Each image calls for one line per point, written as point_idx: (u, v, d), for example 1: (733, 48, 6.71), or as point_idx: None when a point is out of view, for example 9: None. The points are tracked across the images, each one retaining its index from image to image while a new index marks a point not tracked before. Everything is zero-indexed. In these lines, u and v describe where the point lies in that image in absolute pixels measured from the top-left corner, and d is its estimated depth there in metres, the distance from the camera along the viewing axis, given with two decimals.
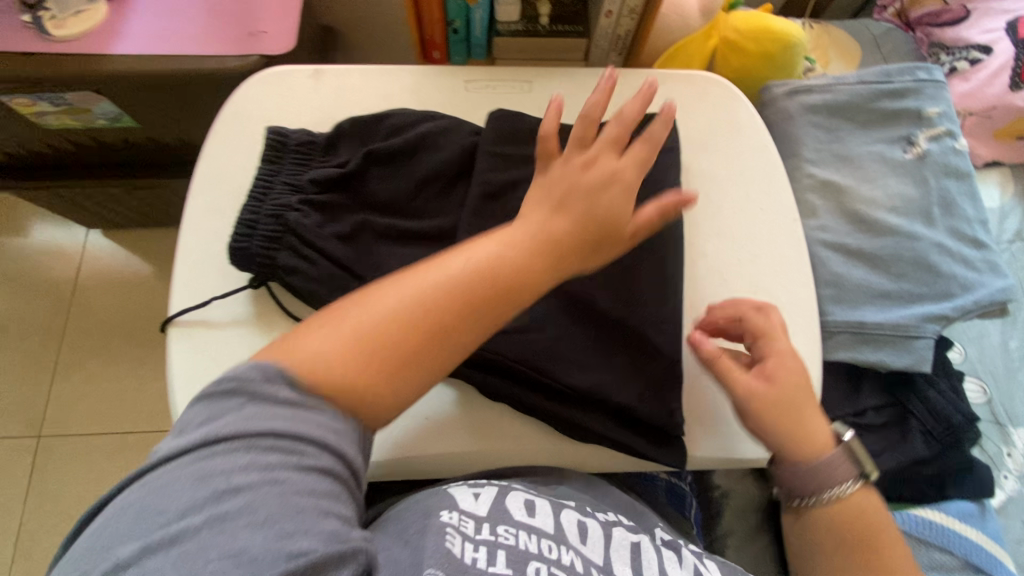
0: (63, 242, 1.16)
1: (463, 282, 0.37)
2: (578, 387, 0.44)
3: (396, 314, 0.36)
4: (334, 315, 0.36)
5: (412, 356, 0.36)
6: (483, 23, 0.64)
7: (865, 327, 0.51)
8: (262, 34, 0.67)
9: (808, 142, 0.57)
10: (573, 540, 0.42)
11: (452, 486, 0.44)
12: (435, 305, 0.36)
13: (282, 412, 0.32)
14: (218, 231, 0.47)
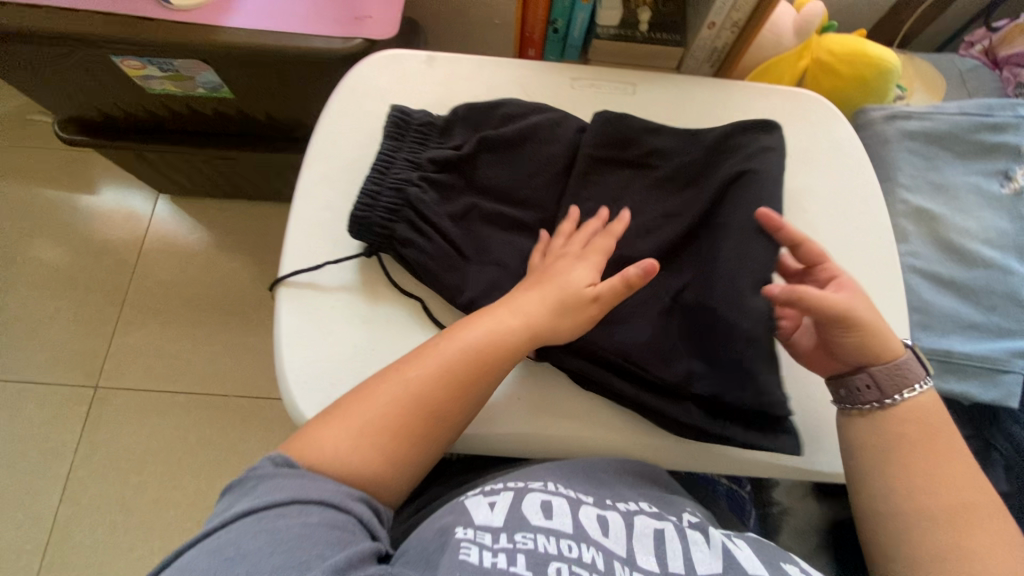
0: (133, 204, 1.21)
1: (442, 367, 0.42)
2: (669, 379, 0.45)
3: (383, 405, 0.41)
4: (334, 411, 0.41)
5: (405, 436, 0.41)
6: (584, 25, 0.66)
7: (953, 357, 0.51)
8: (366, 19, 0.69)
9: (904, 168, 0.58)
10: (594, 535, 0.41)
11: (468, 499, 0.43)
12: (420, 399, 0.42)
13: (288, 484, 0.37)
14: (332, 202, 0.50)
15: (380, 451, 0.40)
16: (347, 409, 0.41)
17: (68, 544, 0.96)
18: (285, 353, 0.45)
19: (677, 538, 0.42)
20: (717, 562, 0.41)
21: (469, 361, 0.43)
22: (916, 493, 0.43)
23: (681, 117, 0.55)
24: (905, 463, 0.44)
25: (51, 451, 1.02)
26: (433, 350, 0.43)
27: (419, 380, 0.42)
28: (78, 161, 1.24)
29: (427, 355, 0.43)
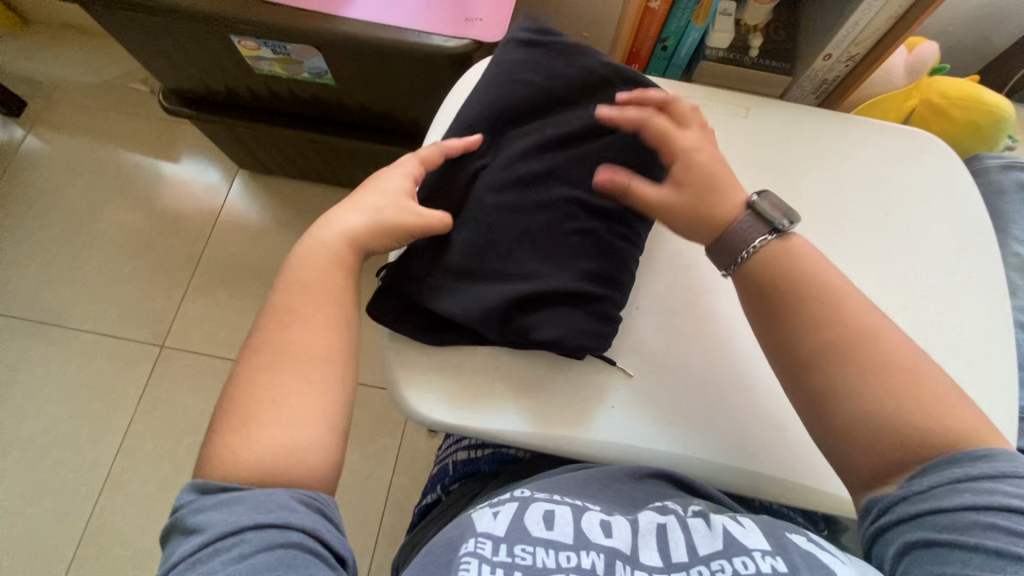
0: (214, 176, 1.26)
1: (291, 309, 0.46)
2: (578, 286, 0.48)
3: (254, 379, 0.43)
4: (240, 418, 0.42)
5: (298, 391, 0.43)
6: (693, 45, 0.66)
7: None
8: (476, 21, 0.71)
9: (1018, 220, 0.57)
10: (596, 539, 0.42)
11: (476, 512, 0.46)
12: (286, 356, 0.44)
13: (216, 520, 0.37)
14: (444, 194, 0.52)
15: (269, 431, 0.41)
16: (242, 411, 0.42)
17: (121, 493, 1.00)
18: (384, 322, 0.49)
19: (679, 529, 0.43)
20: (717, 540, 0.42)
21: (319, 313, 0.46)
22: (808, 341, 0.43)
23: (791, 146, 0.55)
24: (801, 313, 0.44)
25: (114, 402, 1.06)
26: (292, 314, 0.46)
27: (284, 346, 0.45)
28: (167, 129, 1.30)
29: (283, 320, 0.46)
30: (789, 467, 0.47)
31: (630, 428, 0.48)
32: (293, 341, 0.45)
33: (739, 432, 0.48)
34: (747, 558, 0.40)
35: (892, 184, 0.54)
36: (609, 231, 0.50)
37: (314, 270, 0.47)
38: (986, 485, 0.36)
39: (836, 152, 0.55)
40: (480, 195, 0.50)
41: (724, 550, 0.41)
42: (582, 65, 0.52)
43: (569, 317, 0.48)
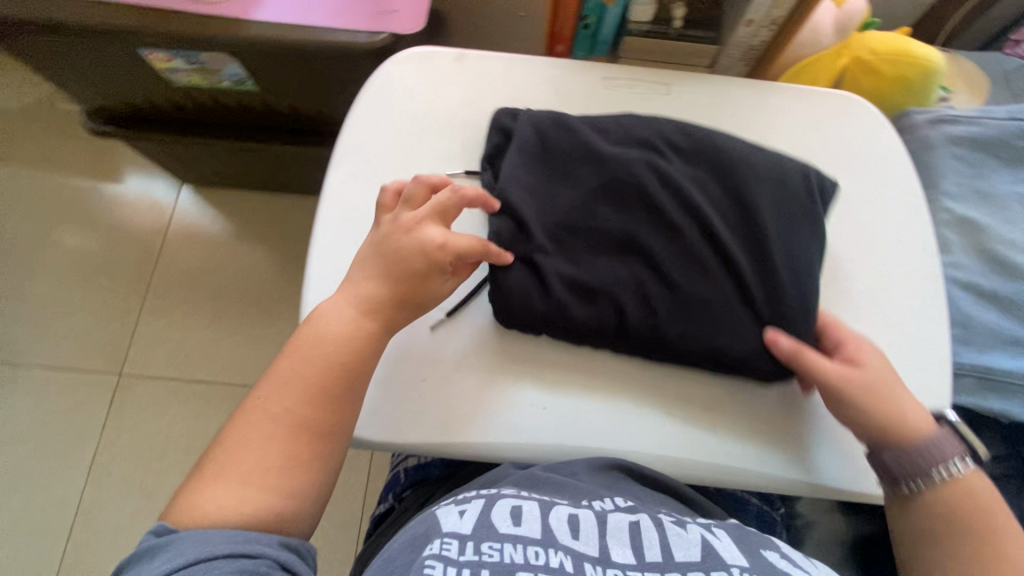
0: (158, 193, 1.22)
1: (302, 387, 0.44)
2: (531, 299, 0.46)
3: (242, 440, 0.42)
4: (223, 472, 0.41)
5: (287, 465, 0.42)
6: (615, 22, 0.64)
7: (993, 374, 0.50)
8: (393, 14, 0.68)
9: (949, 175, 0.56)
10: (563, 539, 0.40)
11: (440, 509, 0.44)
12: (284, 431, 0.43)
13: (187, 546, 0.37)
14: (357, 202, 0.50)
15: (254, 491, 0.41)
16: (227, 469, 0.41)
17: (95, 525, 0.98)
18: None
19: (652, 527, 0.42)
20: (694, 548, 0.40)
21: (328, 390, 0.44)
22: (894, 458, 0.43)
23: (714, 120, 0.53)
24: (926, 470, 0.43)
25: (77, 434, 1.04)
26: (294, 383, 0.44)
27: (282, 413, 0.43)
28: (104, 150, 1.25)
29: (283, 388, 0.44)
30: (740, 450, 0.46)
31: (578, 426, 0.46)
32: (295, 408, 0.43)
33: (688, 419, 0.47)
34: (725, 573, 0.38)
35: (820, 151, 0.53)
36: (600, 310, 0.46)
37: (330, 335, 0.45)
38: None
39: (762, 123, 0.53)
40: (628, 158, 0.49)
41: (703, 563, 0.39)
42: (793, 212, 0.48)
43: (519, 312, 0.46)
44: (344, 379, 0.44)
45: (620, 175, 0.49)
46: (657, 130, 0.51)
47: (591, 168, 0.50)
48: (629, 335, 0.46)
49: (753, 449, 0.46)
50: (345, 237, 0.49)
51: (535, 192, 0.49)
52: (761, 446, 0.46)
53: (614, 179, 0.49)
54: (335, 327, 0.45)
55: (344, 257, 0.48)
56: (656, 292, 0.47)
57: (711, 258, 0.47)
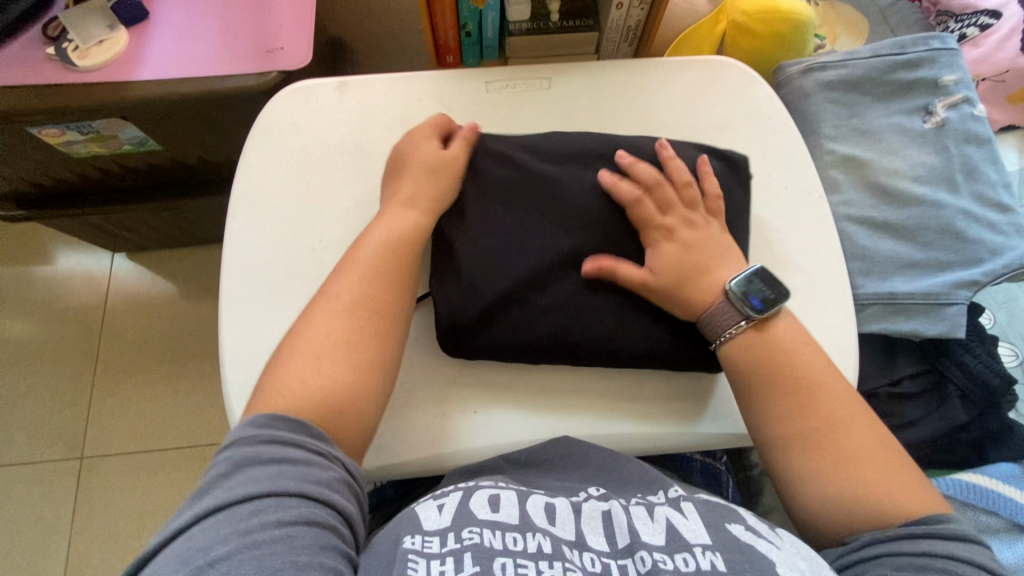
0: (90, 267, 1.18)
1: (369, 270, 0.45)
2: (467, 317, 0.45)
3: (318, 319, 0.43)
4: (297, 352, 0.42)
5: (354, 343, 0.42)
6: (495, 24, 0.65)
7: (897, 298, 0.52)
8: (279, 51, 0.67)
9: (826, 118, 0.58)
10: (540, 522, 0.38)
11: (418, 504, 0.40)
12: (355, 310, 0.43)
13: (263, 474, 0.35)
14: (259, 246, 0.50)
15: (327, 367, 0.41)
16: (302, 349, 0.42)
17: None
18: (229, 390, 0.46)
19: (623, 511, 0.40)
20: (660, 534, 0.38)
21: (387, 303, 0.44)
22: (795, 425, 0.42)
23: (596, 107, 0.55)
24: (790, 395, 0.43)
25: (47, 528, 1.01)
26: (364, 262, 0.45)
27: (336, 319, 0.43)
28: (26, 234, 1.21)
29: (341, 299, 0.44)
30: (673, 415, 0.47)
31: (495, 416, 0.46)
32: (363, 286, 0.44)
33: (616, 389, 0.47)
34: (688, 555, 0.36)
35: (702, 117, 0.55)
36: (541, 325, 0.45)
37: (381, 241, 0.46)
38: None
39: (641, 100, 0.55)
40: (551, 175, 0.49)
41: (667, 545, 0.37)
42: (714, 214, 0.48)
43: (463, 330, 0.45)
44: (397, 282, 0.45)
45: (547, 192, 0.48)
46: (584, 147, 0.50)
47: (522, 191, 0.49)
48: (560, 347, 0.46)
49: (683, 411, 0.47)
50: (251, 282, 0.49)
51: (471, 218, 0.48)
52: (693, 408, 0.47)
53: (540, 192, 0.49)
54: (384, 233, 0.46)
55: (253, 301, 0.48)
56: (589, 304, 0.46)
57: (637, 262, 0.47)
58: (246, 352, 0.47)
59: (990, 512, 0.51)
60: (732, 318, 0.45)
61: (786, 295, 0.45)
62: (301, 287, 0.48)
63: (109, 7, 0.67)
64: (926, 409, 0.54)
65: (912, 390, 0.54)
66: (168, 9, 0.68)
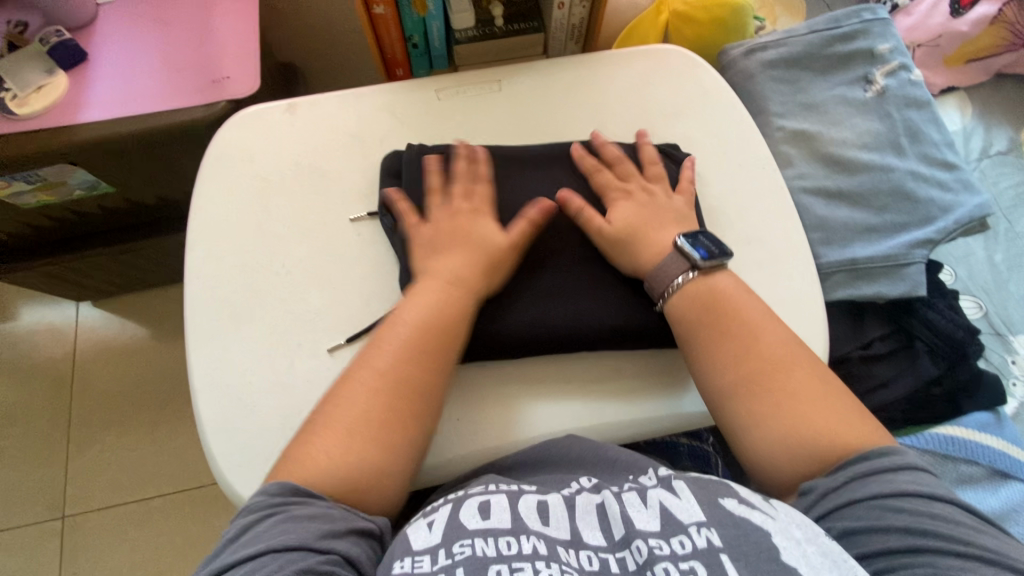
0: (55, 320, 1.15)
1: (403, 344, 0.43)
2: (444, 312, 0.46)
3: (346, 390, 0.42)
4: (323, 425, 0.40)
5: (385, 423, 0.41)
6: (441, 34, 0.65)
7: (858, 264, 0.53)
8: (226, 80, 0.66)
9: (772, 96, 0.60)
10: (533, 524, 0.38)
11: (408, 526, 0.39)
12: (385, 387, 0.42)
13: (264, 531, 0.35)
14: (224, 278, 0.49)
15: (353, 445, 0.40)
16: (328, 422, 0.40)
17: None
18: (208, 431, 0.44)
19: (617, 501, 0.39)
20: (654, 520, 0.37)
21: (410, 377, 0.42)
22: (728, 372, 0.43)
23: (548, 105, 0.56)
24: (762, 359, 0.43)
25: None
26: (398, 339, 0.43)
27: (360, 405, 0.41)
28: None
29: (365, 381, 0.42)
30: (659, 397, 0.47)
31: (457, 412, 0.45)
32: (398, 360, 0.43)
33: (595, 379, 0.47)
34: (684, 536, 0.36)
35: (653, 105, 0.56)
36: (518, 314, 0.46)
37: (419, 315, 0.44)
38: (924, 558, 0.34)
39: (591, 95, 0.56)
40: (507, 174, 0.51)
41: (662, 530, 0.37)
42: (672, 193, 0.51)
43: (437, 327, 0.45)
44: (417, 364, 0.43)
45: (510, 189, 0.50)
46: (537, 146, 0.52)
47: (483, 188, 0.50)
48: (533, 345, 0.46)
49: (670, 391, 0.47)
50: (219, 315, 0.47)
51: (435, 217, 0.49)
52: (676, 388, 0.47)
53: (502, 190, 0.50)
54: (421, 305, 0.45)
55: (219, 333, 0.47)
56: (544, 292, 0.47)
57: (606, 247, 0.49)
58: (217, 386, 0.45)
59: (971, 461, 0.53)
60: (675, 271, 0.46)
61: (730, 255, 0.47)
62: (269, 315, 0.47)
63: (44, 53, 0.65)
64: (900, 370, 0.55)
65: (883, 351, 0.55)
66: (108, 49, 0.67)
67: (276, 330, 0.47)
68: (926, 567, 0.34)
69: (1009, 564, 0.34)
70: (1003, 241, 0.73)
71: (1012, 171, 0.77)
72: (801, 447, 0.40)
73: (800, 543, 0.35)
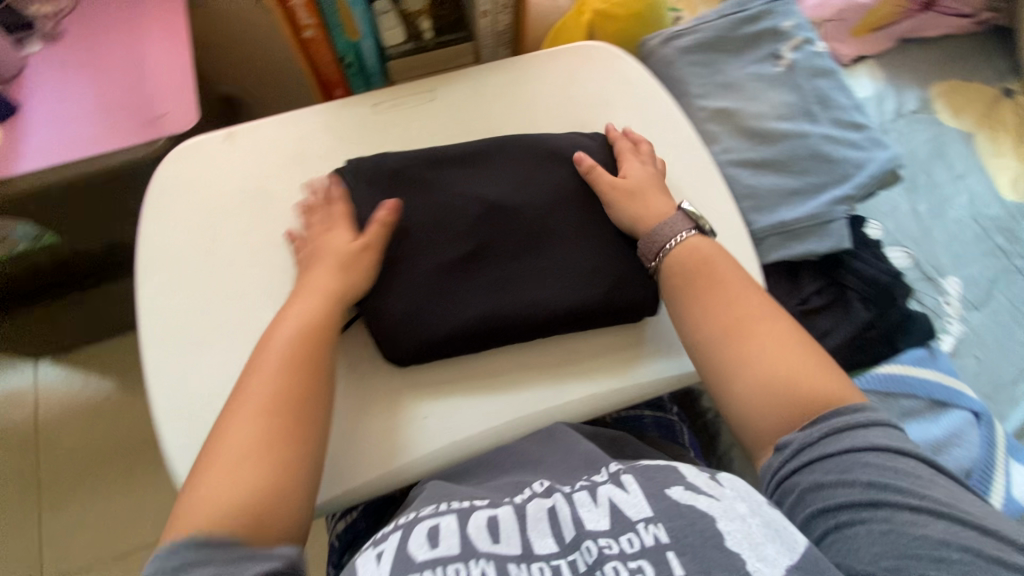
0: (12, 384, 1.11)
1: (279, 363, 0.43)
2: (400, 315, 0.47)
3: (230, 422, 0.41)
4: (214, 462, 0.40)
5: (276, 444, 0.40)
6: (373, 52, 0.67)
7: (788, 226, 0.57)
8: (164, 116, 0.66)
9: (692, 79, 0.63)
10: (483, 546, 0.37)
11: (359, 556, 0.39)
12: (266, 412, 0.41)
13: None
14: (177, 307, 0.49)
15: (244, 474, 0.39)
16: (217, 461, 0.40)
17: None
18: (176, 459, 0.45)
19: (567, 504, 0.40)
20: (604, 519, 0.38)
21: (288, 394, 0.42)
22: (711, 322, 0.46)
23: (482, 108, 0.58)
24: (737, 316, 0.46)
25: None
26: (272, 361, 0.44)
27: (243, 439, 0.40)
28: None
29: (246, 409, 0.42)
30: (614, 370, 0.49)
31: (425, 408, 0.47)
32: (274, 382, 0.43)
33: (552, 366, 0.49)
34: (633, 534, 0.37)
35: (582, 99, 0.59)
36: (474, 305, 0.47)
37: (292, 331, 0.45)
38: (893, 515, 0.37)
39: (522, 95, 0.58)
40: (443, 175, 0.52)
41: (612, 529, 0.38)
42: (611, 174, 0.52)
43: (398, 328, 0.47)
44: (293, 386, 0.43)
45: (453, 187, 0.51)
46: (469, 146, 0.53)
47: (425, 191, 0.51)
48: (491, 337, 0.47)
49: (621, 364, 0.49)
50: (177, 344, 0.48)
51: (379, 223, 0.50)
52: (630, 368, 0.49)
53: (444, 189, 0.51)
54: (294, 321, 0.45)
55: (177, 364, 0.47)
56: (490, 279, 0.49)
57: (546, 233, 0.50)
58: (181, 416, 0.46)
59: (911, 396, 0.57)
60: (679, 228, 0.50)
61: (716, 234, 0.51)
62: (227, 338, 0.48)
63: None
64: (838, 319, 0.59)
65: (821, 303, 0.59)
66: (40, 99, 0.67)
67: (236, 354, 0.48)
68: (884, 525, 0.36)
69: (963, 519, 0.36)
70: (923, 193, 0.79)
71: (924, 127, 0.83)
72: (769, 390, 0.43)
73: (744, 518, 0.37)
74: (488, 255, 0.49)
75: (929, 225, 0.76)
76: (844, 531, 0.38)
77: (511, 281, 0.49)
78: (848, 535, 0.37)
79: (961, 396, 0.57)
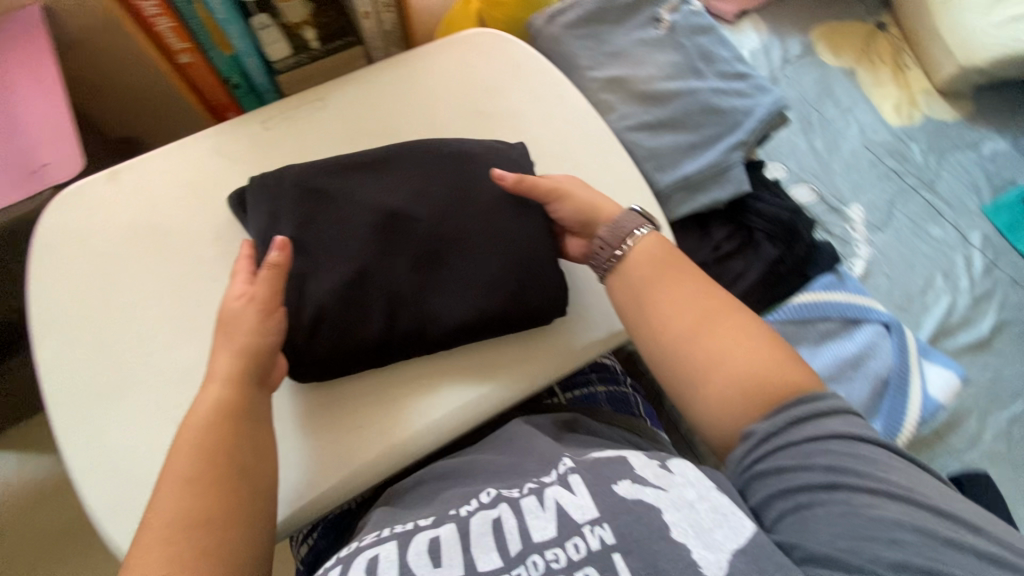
0: None
1: (201, 431, 0.40)
2: (333, 336, 0.47)
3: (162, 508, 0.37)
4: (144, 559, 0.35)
5: (219, 517, 0.37)
6: (260, 69, 0.65)
7: (690, 179, 0.61)
8: (45, 167, 0.63)
9: (581, 53, 0.64)
10: (424, 571, 0.37)
11: None
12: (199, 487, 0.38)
13: None
14: (84, 362, 0.47)
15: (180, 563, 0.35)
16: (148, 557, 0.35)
17: None
18: (104, 519, 0.42)
19: (512, 514, 0.40)
20: (550, 525, 0.39)
21: (224, 457, 0.40)
22: (678, 321, 0.46)
23: (377, 110, 0.57)
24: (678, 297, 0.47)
25: None
26: (195, 427, 0.41)
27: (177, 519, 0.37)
28: None
29: (172, 490, 0.38)
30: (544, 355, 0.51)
31: (367, 421, 0.47)
32: (199, 453, 0.39)
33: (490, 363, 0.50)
34: (579, 538, 0.38)
35: (475, 86, 0.59)
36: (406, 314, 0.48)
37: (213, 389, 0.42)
38: (850, 497, 0.38)
39: (415, 91, 0.58)
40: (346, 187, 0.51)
41: (559, 535, 0.38)
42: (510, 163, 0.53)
43: (335, 348, 0.46)
44: (216, 478, 0.39)
45: (355, 200, 0.50)
46: (365, 156, 0.53)
47: (329, 206, 0.50)
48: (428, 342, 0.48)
49: (549, 346, 0.51)
50: (89, 398, 0.45)
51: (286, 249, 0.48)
52: (566, 349, 0.51)
53: (348, 203, 0.50)
54: (211, 377, 0.43)
55: (93, 423, 0.45)
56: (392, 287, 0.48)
57: (462, 230, 0.50)
58: (104, 475, 0.43)
59: (826, 319, 0.66)
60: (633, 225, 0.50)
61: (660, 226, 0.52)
62: (146, 382, 0.46)
63: None
64: (748, 259, 0.67)
65: (731, 248, 0.67)
66: None
67: (159, 400, 0.46)
68: (842, 507, 0.37)
69: (920, 503, 0.37)
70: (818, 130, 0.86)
71: (809, 71, 0.89)
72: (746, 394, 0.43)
73: (694, 503, 0.40)
74: (409, 263, 0.49)
75: (827, 158, 0.84)
76: (804, 510, 0.39)
77: (436, 285, 0.49)
78: (806, 517, 0.39)
79: (872, 311, 0.66)
